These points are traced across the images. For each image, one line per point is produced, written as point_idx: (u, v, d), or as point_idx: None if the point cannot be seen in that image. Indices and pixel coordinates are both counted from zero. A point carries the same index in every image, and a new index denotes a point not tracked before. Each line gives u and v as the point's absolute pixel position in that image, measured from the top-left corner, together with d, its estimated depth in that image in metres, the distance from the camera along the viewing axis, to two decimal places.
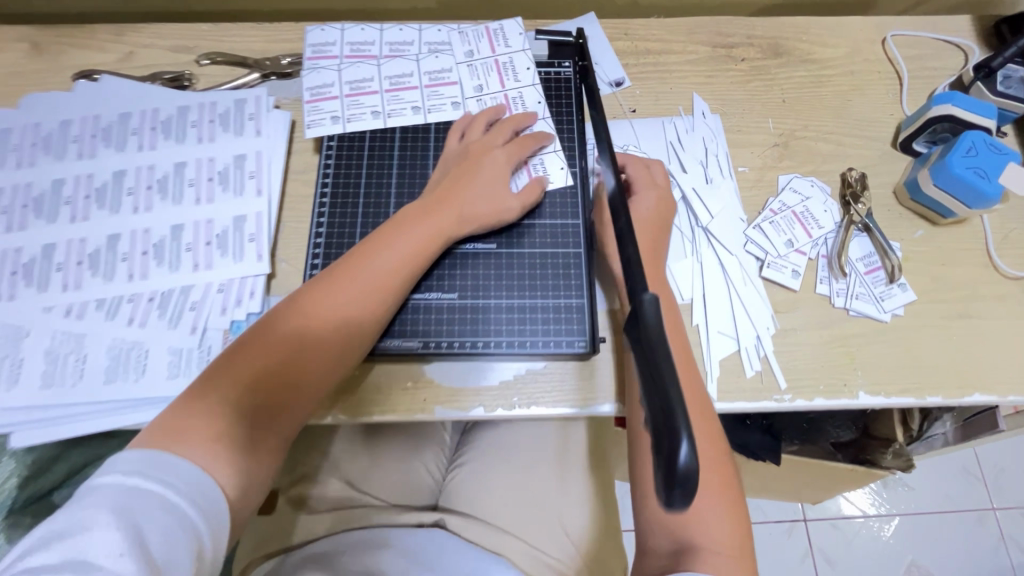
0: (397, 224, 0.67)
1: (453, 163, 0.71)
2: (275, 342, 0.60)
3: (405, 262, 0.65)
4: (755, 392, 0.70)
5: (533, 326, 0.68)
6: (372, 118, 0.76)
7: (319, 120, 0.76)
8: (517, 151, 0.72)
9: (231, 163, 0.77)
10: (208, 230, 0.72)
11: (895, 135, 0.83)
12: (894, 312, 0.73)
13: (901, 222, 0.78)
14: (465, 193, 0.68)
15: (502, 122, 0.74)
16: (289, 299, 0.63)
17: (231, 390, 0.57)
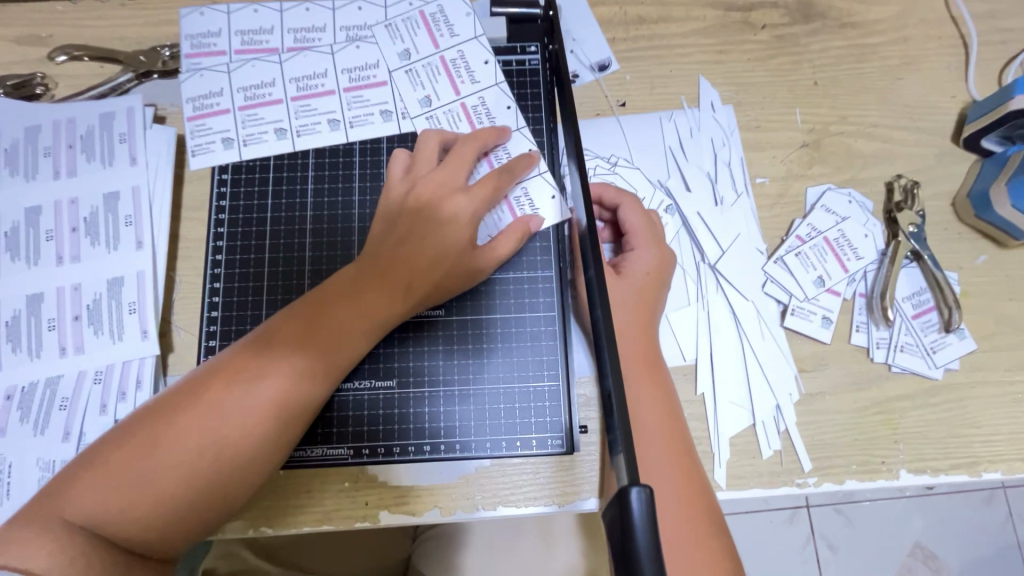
0: (341, 290, 0.52)
1: (399, 202, 0.55)
2: (168, 449, 0.45)
3: (346, 342, 0.51)
4: (773, 478, 0.56)
5: (504, 410, 0.56)
6: (276, 139, 0.60)
7: (205, 144, 0.60)
8: (483, 187, 0.55)
9: (101, 204, 0.59)
10: (76, 300, 0.57)
11: (958, 128, 0.65)
12: (947, 366, 0.59)
13: (959, 245, 0.62)
14: (425, 248, 0.53)
15: (464, 143, 0.57)
16: (195, 386, 0.48)
17: (92, 499, 0.44)
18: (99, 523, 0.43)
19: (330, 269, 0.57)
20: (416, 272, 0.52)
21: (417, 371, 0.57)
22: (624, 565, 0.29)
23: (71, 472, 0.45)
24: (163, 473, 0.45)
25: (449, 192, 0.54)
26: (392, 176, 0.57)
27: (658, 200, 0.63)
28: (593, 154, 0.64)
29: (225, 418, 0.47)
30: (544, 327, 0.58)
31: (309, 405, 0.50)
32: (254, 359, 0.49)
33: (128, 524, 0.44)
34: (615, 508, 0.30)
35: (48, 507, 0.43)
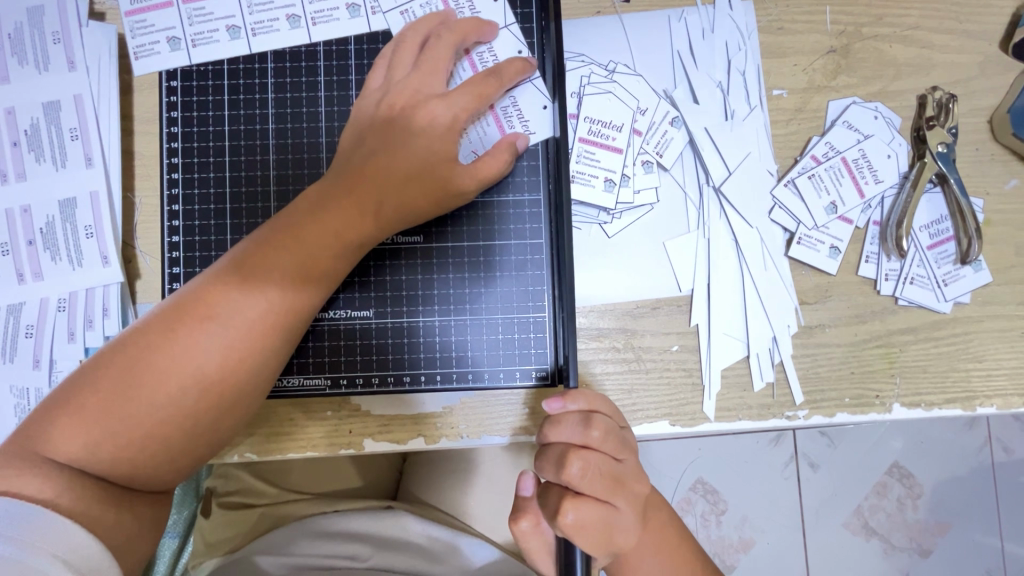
0: (306, 209, 0.47)
1: (371, 113, 0.50)
2: (141, 383, 0.44)
3: (315, 269, 0.47)
4: (762, 410, 0.55)
5: (489, 339, 0.54)
6: (228, 38, 0.53)
7: (148, 45, 0.53)
8: (465, 95, 0.49)
9: (41, 114, 0.53)
10: (28, 222, 0.53)
11: (1009, 32, 0.57)
12: (957, 299, 0.55)
13: (990, 168, 0.56)
14: (394, 165, 0.48)
15: (439, 43, 0.51)
16: (161, 315, 0.46)
17: (70, 440, 0.43)
18: (83, 461, 0.43)
19: (297, 188, 0.52)
20: (387, 192, 0.48)
21: (396, 299, 0.54)
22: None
23: (48, 410, 0.45)
24: (137, 410, 0.44)
25: (423, 99, 0.50)
26: (370, 85, 0.52)
27: (663, 112, 0.56)
28: (587, 60, 0.56)
29: (192, 353, 0.45)
30: (529, 254, 0.54)
31: (283, 337, 0.47)
32: (217, 292, 0.46)
33: (110, 460, 0.44)
34: None
35: (22, 446, 0.43)
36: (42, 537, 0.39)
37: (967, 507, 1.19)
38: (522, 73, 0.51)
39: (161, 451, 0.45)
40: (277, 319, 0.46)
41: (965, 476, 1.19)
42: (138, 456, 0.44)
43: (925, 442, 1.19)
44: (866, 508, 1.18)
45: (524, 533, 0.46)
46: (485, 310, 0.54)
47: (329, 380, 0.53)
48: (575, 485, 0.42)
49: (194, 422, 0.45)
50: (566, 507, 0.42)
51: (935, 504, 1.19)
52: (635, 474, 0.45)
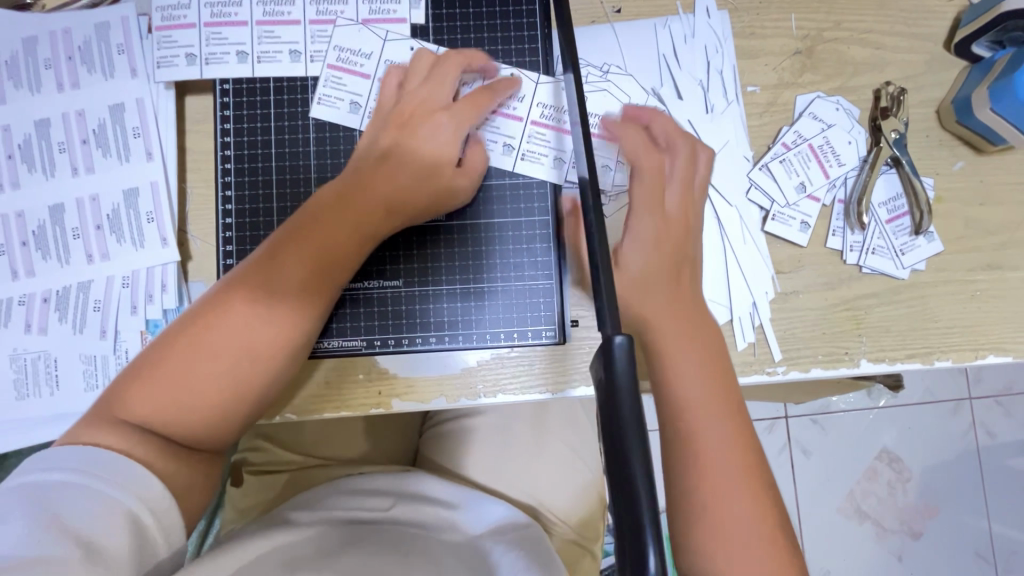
0: (332, 200, 0.54)
1: (384, 119, 0.58)
2: (196, 356, 0.51)
3: (340, 250, 0.53)
4: (745, 367, 0.62)
5: (498, 312, 0.61)
6: (290, 59, 0.61)
7: (218, 55, 0.60)
8: (464, 105, 0.57)
9: (107, 116, 0.60)
10: (95, 210, 0.60)
11: (951, 34, 0.65)
12: (914, 266, 0.63)
13: (938, 151, 0.64)
14: (407, 160, 0.55)
15: (447, 64, 0.59)
16: (212, 298, 0.53)
17: (136, 406, 0.50)
18: (151, 424, 0.50)
19: (336, 175, 0.60)
20: (397, 186, 0.55)
21: (422, 272, 0.61)
22: (608, 407, 0.34)
23: (119, 383, 0.52)
24: (186, 378, 0.51)
25: (429, 109, 0.57)
26: (378, 94, 0.59)
27: (652, 107, 0.64)
28: (586, 63, 0.64)
29: (234, 328, 0.52)
30: (538, 231, 0.61)
31: (314, 312, 0.54)
32: (256, 278, 0.52)
33: (164, 422, 0.50)
34: (602, 360, 0.35)
35: (101, 412, 0.50)
36: (128, 480, 0.46)
37: (950, 483, 1.26)
38: (510, 89, 0.60)
39: (207, 415, 0.51)
40: (305, 299, 0.53)
41: (948, 452, 1.26)
42: (195, 419, 0.51)
43: (911, 428, 1.26)
44: (858, 492, 1.25)
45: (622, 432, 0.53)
46: (500, 281, 0.61)
47: (365, 343, 0.60)
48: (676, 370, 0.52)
49: (237, 388, 0.52)
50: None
51: (924, 487, 1.25)
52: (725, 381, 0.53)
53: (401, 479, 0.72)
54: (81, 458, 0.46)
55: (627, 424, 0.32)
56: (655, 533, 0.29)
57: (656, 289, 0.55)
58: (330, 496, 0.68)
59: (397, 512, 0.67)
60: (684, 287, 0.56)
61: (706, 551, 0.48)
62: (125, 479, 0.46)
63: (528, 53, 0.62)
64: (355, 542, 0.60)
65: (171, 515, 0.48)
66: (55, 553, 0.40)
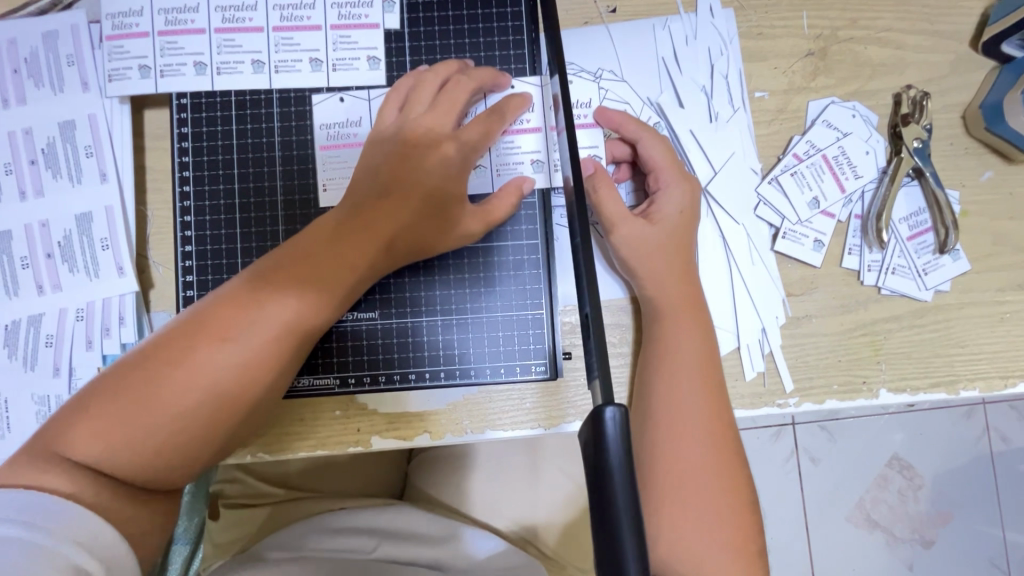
0: (326, 231, 0.49)
1: (387, 145, 0.51)
2: (158, 394, 0.45)
3: (332, 286, 0.49)
4: (754, 398, 0.57)
5: (497, 350, 0.56)
6: (252, 71, 0.56)
7: (173, 65, 0.55)
8: (475, 131, 0.52)
9: (57, 134, 0.56)
10: (46, 237, 0.55)
11: (978, 31, 0.60)
12: (938, 287, 0.58)
13: (964, 161, 0.59)
14: (409, 193, 0.50)
15: (460, 86, 0.53)
16: (181, 325, 0.48)
17: (86, 445, 0.44)
18: (101, 466, 0.44)
19: (304, 197, 0.55)
20: (401, 226, 0.50)
21: (399, 302, 0.56)
22: (597, 486, 0.28)
23: (64, 416, 0.46)
24: (153, 421, 0.45)
25: (438, 137, 0.51)
26: (384, 119, 0.53)
27: (649, 116, 0.59)
28: (577, 68, 0.59)
29: (211, 368, 0.46)
30: (526, 254, 0.56)
31: (298, 351, 0.49)
32: (233, 311, 0.47)
33: (125, 465, 0.44)
34: (590, 431, 0.29)
35: (45, 449, 0.44)
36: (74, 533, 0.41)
37: (965, 495, 1.21)
38: (520, 109, 0.54)
39: (175, 460, 0.46)
40: (291, 337, 0.48)
41: (963, 464, 1.21)
42: (154, 462, 0.45)
43: (923, 434, 1.21)
44: (867, 499, 1.20)
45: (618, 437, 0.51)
46: (486, 311, 0.56)
47: (339, 380, 0.55)
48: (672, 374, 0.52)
49: (210, 434, 0.47)
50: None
51: (936, 495, 1.20)
52: (718, 389, 0.52)
53: (384, 514, 0.67)
54: (20, 510, 0.41)
55: (621, 510, 0.27)
56: None
57: (668, 296, 0.53)
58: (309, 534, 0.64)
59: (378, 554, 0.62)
60: (689, 292, 0.54)
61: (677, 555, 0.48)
62: (72, 532, 0.41)
63: (513, 62, 0.57)
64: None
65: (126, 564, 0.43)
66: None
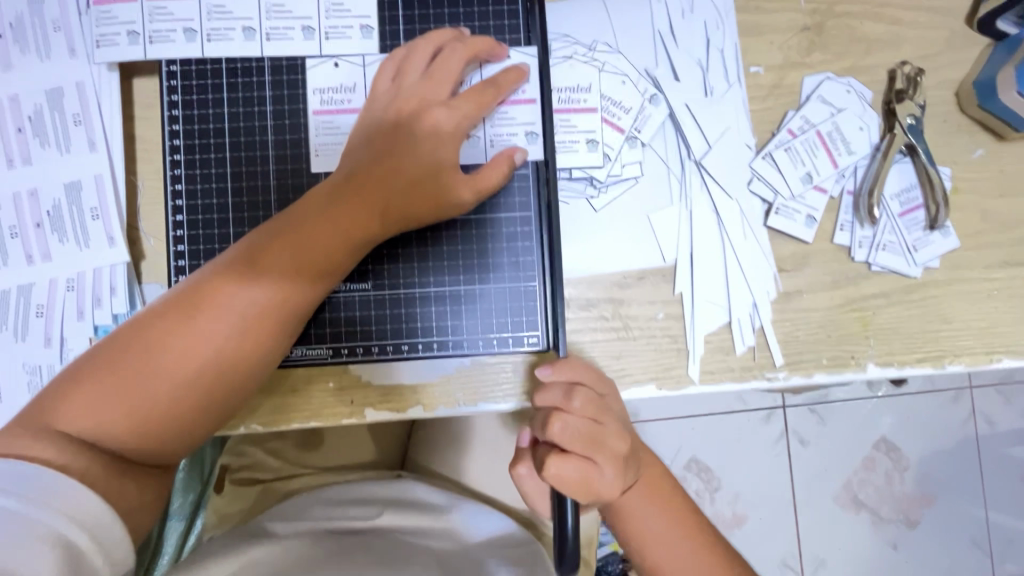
0: (320, 205, 0.49)
1: (381, 114, 0.52)
2: (155, 365, 0.46)
3: (324, 261, 0.49)
4: (744, 371, 0.58)
5: (487, 325, 0.56)
6: (243, 38, 0.55)
7: (163, 31, 0.54)
8: (467, 103, 0.52)
9: (45, 101, 0.55)
10: (34, 205, 0.54)
11: (974, 7, 0.60)
12: (927, 263, 0.58)
13: (957, 139, 0.59)
14: (401, 163, 0.50)
15: (451, 54, 0.53)
16: (177, 297, 0.47)
17: (82, 413, 0.44)
18: (96, 434, 0.44)
19: (297, 167, 0.55)
20: (392, 194, 0.50)
21: (392, 275, 0.56)
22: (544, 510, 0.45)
23: (61, 384, 0.46)
24: (149, 388, 0.45)
25: (429, 106, 0.51)
26: (377, 88, 0.54)
27: (643, 90, 0.59)
28: (572, 41, 0.59)
29: (205, 339, 0.46)
30: (519, 227, 0.56)
31: (290, 326, 0.49)
32: (229, 283, 0.47)
33: (121, 432, 0.45)
34: None
35: (40, 415, 0.44)
36: (61, 500, 0.41)
37: (952, 479, 1.23)
38: (516, 82, 0.54)
39: (173, 428, 0.47)
40: (283, 309, 0.48)
41: (949, 447, 1.23)
42: (149, 433, 0.46)
43: (911, 417, 1.23)
44: (855, 482, 1.22)
45: (520, 477, 0.52)
46: (478, 284, 0.56)
47: (332, 351, 0.55)
48: (555, 439, 0.46)
49: (208, 403, 0.47)
50: (550, 463, 0.45)
51: (922, 478, 1.23)
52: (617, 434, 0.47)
53: (382, 486, 0.67)
54: (6, 479, 0.40)
55: None
56: None
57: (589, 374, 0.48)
58: (310, 506, 0.64)
59: (382, 526, 0.63)
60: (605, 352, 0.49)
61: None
62: (54, 500, 0.40)
63: (507, 34, 0.57)
64: (341, 565, 0.54)
65: (115, 531, 0.43)
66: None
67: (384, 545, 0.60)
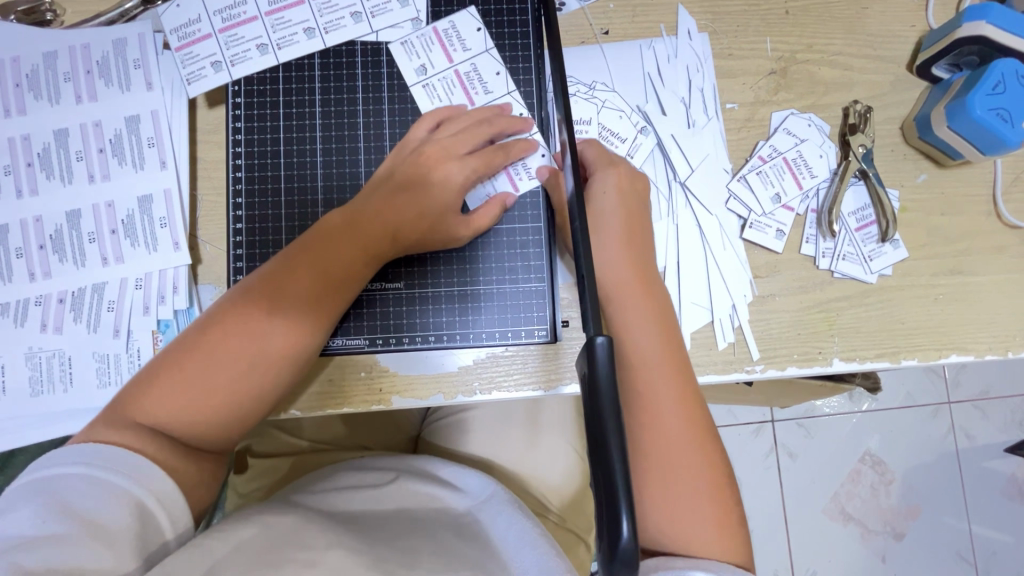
0: (349, 219, 0.58)
1: (403, 157, 0.61)
2: (215, 359, 0.53)
3: (354, 262, 0.57)
4: (725, 365, 0.66)
5: (493, 327, 0.64)
6: (306, 38, 0.65)
7: (241, 53, 0.64)
8: (475, 161, 0.61)
9: (123, 126, 0.64)
10: (110, 215, 0.63)
11: (913, 56, 0.71)
12: (881, 271, 0.68)
13: (903, 165, 0.69)
14: (415, 194, 0.59)
15: (472, 124, 0.63)
16: (228, 304, 0.55)
17: (155, 406, 0.52)
18: (167, 423, 0.52)
19: (340, 185, 0.64)
20: (407, 207, 0.59)
21: (421, 276, 0.64)
22: (593, 411, 0.36)
23: (136, 385, 0.54)
24: (213, 382, 0.53)
25: (447, 158, 0.61)
26: (413, 134, 0.63)
27: (636, 122, 0.69)
28: (574, 80, 0.69)
29: (257, 335, 0.54)
30: (530, 236, 0.65)
31: (327, 321, 0.57)
32: (274, 286, 0.55)
33: (187, 422, 0.52)
34: (585, 359, 0.37)
35: (121, 411, 0.52)
36: (141, 471, 0.48)
37: (932, 488, 1.30)
38: (524, 151, 0.63)
39: (222, 421, 0.53)
40: (320, 308, 0.56)
41: (928, 457, 1.30)
42: (211, 421, 0.53)
43: (891, 427, 1.31)
44: (843, 495, 1.29)
45: None
46: (489, 288, 0.65)
47: (367, 342, 0.64)
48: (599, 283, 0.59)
49: (260, 392, 0.54)
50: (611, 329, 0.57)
51: (904, 487, 1.29)
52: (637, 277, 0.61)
53: (402, 462, 0.73)
54: (94, 454, 0.48)
55: (607, 414, 0.35)
56: (627, 501, 0.34)
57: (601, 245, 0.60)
58: (334, 475, 0.70)
59: (402, 488, 0.68)
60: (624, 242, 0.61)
61: (662, 517, 0.54)
62: (135, 470, 0.48)
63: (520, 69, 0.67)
64: (374, 530, 0.60)
65: (176, 502, 0.50)
66: (56, 532, 0.43)
67: (407, 508, 0.65)
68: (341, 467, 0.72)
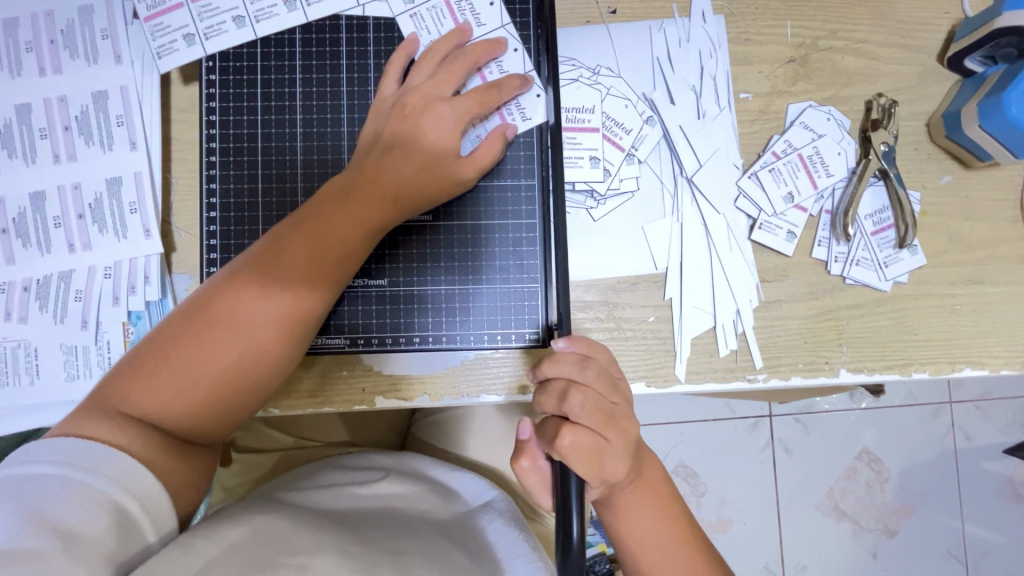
0: (342, 194, 0.54)
1: (387, 113, 0.57)
2: (201, 345, 0.50)
3: (348, 238, 0.53)
4: (726, 372, 0.62)
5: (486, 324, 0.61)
6: (287, 11, 0.60)
7: (216, 25, 0.59)
8: (468, 101, 0.56)
9: (90, 102, 0.59)
10: (78, 198, 0.59)
11: (944, 46, 0.65)
12: (896, 279, 0.64)
13: (927, 166, 0.65)
14: (403, 154, 0.55)
15: (456, 60, 0.58)
16: (213, 288, 0.52)
17: (136, 397, 0.49)
18: (150, 415, 0.49)
19: (322, 172, 0.59)
20: (404, 179, 0.54)
21: (407, 271, 0.61)
22: None
23: (116, 375, 0.51)
24: (199, 370, 0.49)
25: (433, 101, 0.56)
26: (385, 89, 0.59)
27: (642, 111, 0.64)
28: (575, 63, 0.64)
29: (244, 320, 0.50)
30: (524, 233, 0.61)
31: (319, 302, 0.53)
32: (262, 267, 0.52)
33: (172, 412, 0.49)
34: None
35: (100, 402, 0.49)
36: (115, 471, 0.45)
37: (929, 487, 1.28)
38: (518, 88, 0.58)
39: (211, 410, 0.50)
40: (310, 287, 0.52)
41: (926, 457, 1.28)
42: (198, 411, 0.50)
43: (891, 427, 1.28)
44: (837, 491, 1.27)
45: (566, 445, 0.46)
46: (483, 284, 0.61)
47: (348, 342, 0.60)
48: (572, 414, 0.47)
49: (249, 381, 0.51)
50: (563, 432, 0.46)
51: (900, 485, 1.28)
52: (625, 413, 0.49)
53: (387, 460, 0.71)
54: (64, 448, 0.45)
55: None
56: None
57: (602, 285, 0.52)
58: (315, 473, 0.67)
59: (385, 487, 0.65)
60: None
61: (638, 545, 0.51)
62: (108, 470, 0.45)
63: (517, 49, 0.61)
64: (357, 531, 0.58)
65: (157, 501, 0.47)
66: (33, 545, 0.39)
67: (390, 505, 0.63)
68: (324, 464, 0.70)
